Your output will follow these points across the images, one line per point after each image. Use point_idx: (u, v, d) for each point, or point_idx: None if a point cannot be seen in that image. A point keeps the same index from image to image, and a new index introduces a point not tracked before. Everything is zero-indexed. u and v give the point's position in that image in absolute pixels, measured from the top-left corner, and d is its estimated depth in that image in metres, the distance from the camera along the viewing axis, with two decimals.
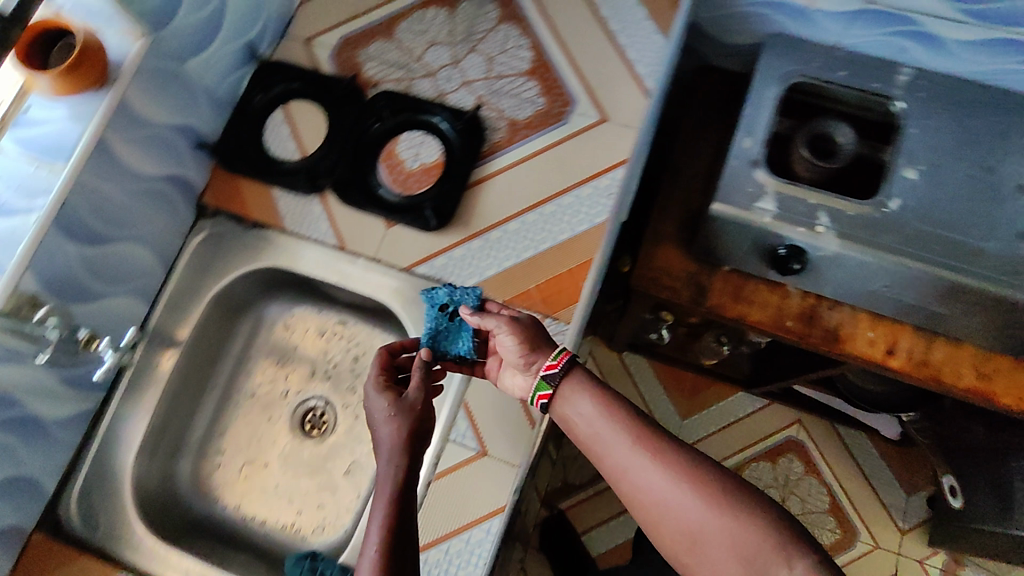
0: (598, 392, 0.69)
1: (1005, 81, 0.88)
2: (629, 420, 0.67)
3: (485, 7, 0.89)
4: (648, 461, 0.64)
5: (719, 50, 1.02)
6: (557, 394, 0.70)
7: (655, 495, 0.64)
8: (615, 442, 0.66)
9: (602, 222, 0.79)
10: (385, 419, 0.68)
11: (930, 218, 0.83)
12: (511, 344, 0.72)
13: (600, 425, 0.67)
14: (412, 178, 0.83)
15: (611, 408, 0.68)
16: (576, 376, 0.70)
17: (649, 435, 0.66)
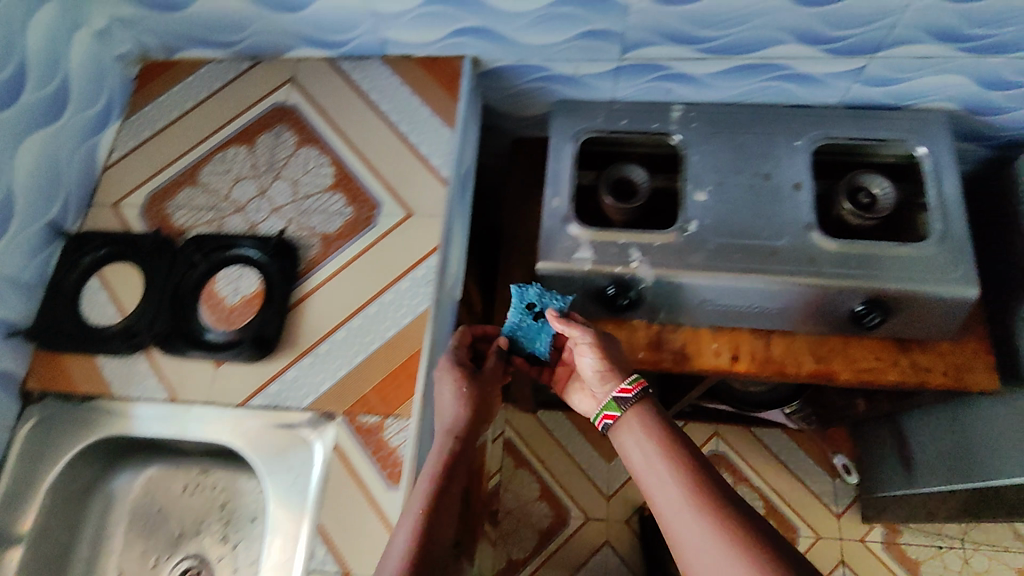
0: (653, 435, 0.68)
1: (764, 98, 0.97)
2: (679, 468, 0.64)
3: (282, 136, 0.93)
4: (692, 509, 0.61)
5: (519, 123, 1.10)
6: (632, 436, 0.70)
7: (699, 547, 0.59)
8: (663, 491, 0.64)
9: (425, 310, 0.81)
10: (448, 405, 0.74)
11: (728, 231, 0.91)
12: (598, 361, 0.77)
13: (655, 470, 0.66)
14: (235, 313, 0.83)
15: (668, 454, 0.66)
16: (644, 414, 0.70)
17: (692, 484, 0.63)
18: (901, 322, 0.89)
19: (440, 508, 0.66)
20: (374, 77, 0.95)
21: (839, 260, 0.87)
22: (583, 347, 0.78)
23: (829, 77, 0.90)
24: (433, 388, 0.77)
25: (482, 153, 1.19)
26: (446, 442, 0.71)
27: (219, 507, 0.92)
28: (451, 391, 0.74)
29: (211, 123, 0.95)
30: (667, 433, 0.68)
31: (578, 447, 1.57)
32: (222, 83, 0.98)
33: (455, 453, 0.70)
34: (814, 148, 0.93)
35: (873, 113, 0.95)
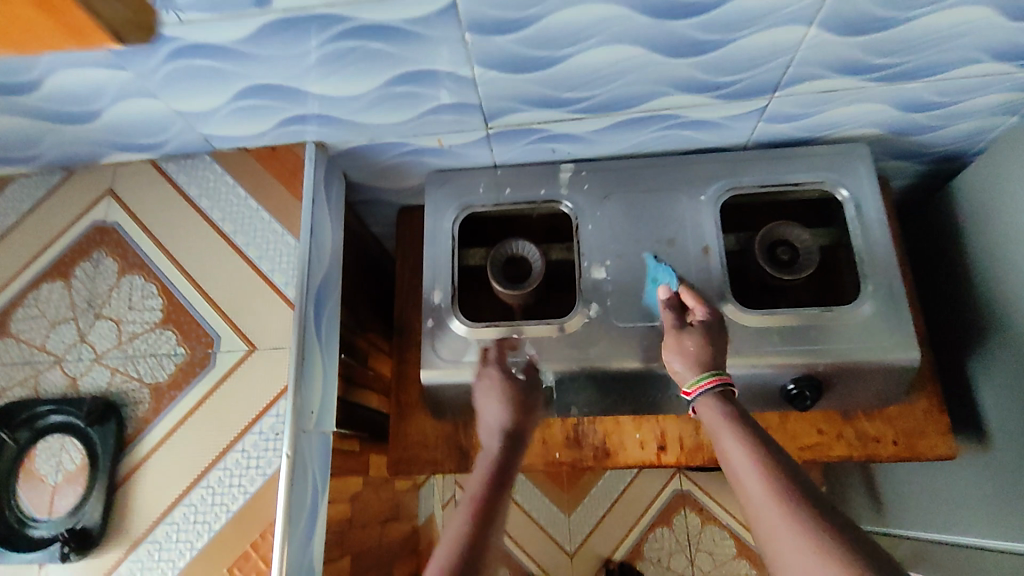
0: (732, 424, 0.64)
1: (664, 146, 0.84)
2: (776, 462, 0.59)
3: (102, 263, 0.78)
4: (788, 517, 0.54)
5: (397, 196, 0.96)
6: (715, 425, 0.66)
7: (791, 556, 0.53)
8: (755, 494, 0.58)
9: (276, 470, 0.68)
10: (490, 435, 0.81)
11: (635, 309, 0.79)
12: (693, 343, 0.72)
13: (743, 466, 0.60)
14: (59, 495, 0.70)
15: (761, 452, 0.60)
16: (725, 402, 0.67)
17: (782, 488, 0.57)
18: (838, 395, 0.78)
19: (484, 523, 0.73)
20: (204, 179, 0.81)
21: (762, 336, 0.76)
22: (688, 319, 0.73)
23: (727, 119, 0.79)
24: (479, 401, 0.80)
25: (370, 224, 1.05)
26: (481, 480, 0.79)
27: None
28: (494, 399, 0.79)
29: (19, 254, 0.80)
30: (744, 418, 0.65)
31: (538, 504, 1.42)
32: (30, 203, 0.82)
33: (486, 489, 0.78)
34: (721, 199, 0.82)
35: (783, 153, 0.84)
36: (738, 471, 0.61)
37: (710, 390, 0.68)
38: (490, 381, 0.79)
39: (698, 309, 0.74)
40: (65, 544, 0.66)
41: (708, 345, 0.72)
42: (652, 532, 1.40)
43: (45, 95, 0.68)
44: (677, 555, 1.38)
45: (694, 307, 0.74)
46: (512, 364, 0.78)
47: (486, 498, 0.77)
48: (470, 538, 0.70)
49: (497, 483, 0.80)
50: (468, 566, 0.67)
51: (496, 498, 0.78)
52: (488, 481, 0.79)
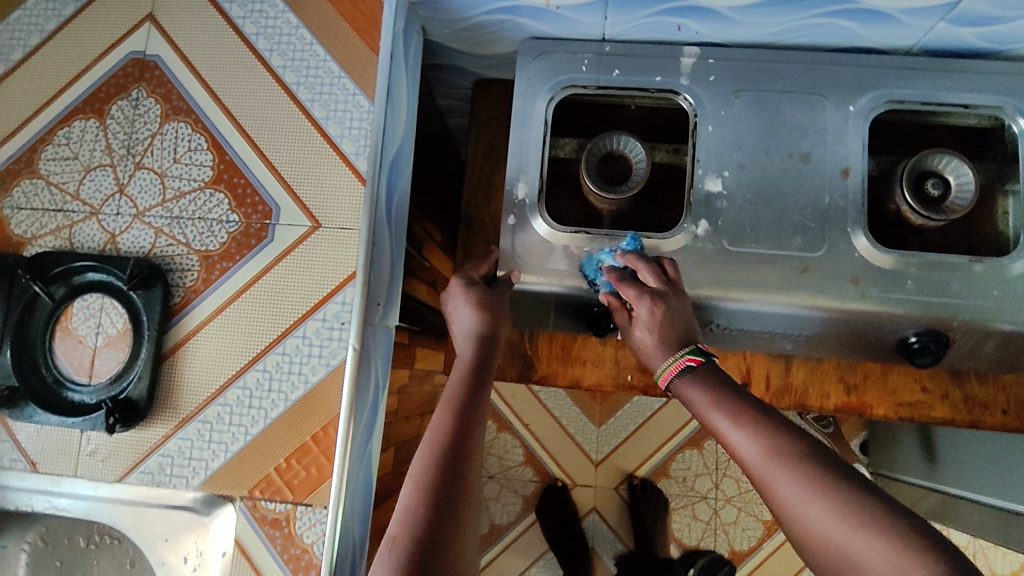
0: (719, 402, 0.51)
1: (811, 38, 0.70)
2: (785, 435, 0.47)
3: (143, 103, 0.67)
4: (816, 499, 0.42)
5: (477, 64, 0.82)
6: (707, 408, 0.52)
7: (839, 552, 0.41)
8: (773, 482, 0.45)
9: (341, 362, 0.61)
10: (464, 338, 0.67)
11: (751, 231, 0.68)
12: (654, 319, 0.59)
13: (749, 452, 0.47)
14: (98, 359, 0.64)
15: (761, 424, 0.48)
16: (706, 376, 0.54)
17: (795, 461, 0.45)
18: (956, 352, 0.70)
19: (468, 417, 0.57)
20: (262, 15, 0.67)
21: (894, 280, 0.66)
22: (639, 291, 0.60)
23: (904, 13, 0.63)
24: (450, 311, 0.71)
25: (436, 94, 0.91)
26: (456, 379, 0.62)
27: (126, 566, 0.70)
28: (462, 303, 0.69)
29: (49, 82, 0.70)
30: (737, 394, 0.52)
31: (569, 412, 1.36)
32: (58, 21, 0.70)
33: (466, 383, 0.61)
34: (873, 113, 0.69)
35: (953, 65, 0.69)
36: (746, 459, 0.48)
37: (684, 371, 0.55)
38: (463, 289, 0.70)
39: (655, 286, 0.61)
40: (108, 416, 0.59)
41: (669, 322, 0.59)
42: (680, 453, 1.33)
43: None
44: (702, 477, 1.32)
45: (648, 283, 0.61)
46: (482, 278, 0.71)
47: (467, 396, 0.60)
48: (453, 445, 0.54)
49: (478, 379, 0.63)
50: (455, 474, 0.51)
51: (479, 397, 0.60)
52: (466, 378, 0.62)
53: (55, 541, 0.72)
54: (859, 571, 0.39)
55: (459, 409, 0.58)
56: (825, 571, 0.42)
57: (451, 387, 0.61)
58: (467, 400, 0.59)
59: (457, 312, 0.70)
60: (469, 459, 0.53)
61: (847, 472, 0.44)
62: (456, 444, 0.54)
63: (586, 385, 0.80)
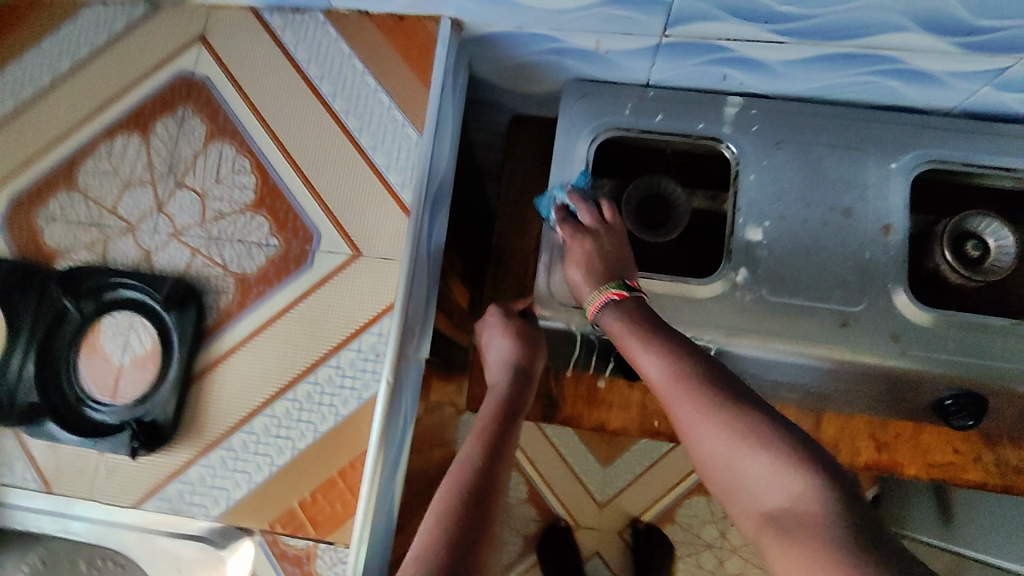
0: (637, 332, 0.55)
1: (853, 94, 0.71)
2: (691, 362, 0.51)
3: (188, 123, 0.67)
4: (716, 423, 0.47)
5: (518, 101, 0.83)
6: (624, 335, 0.56)
7: (730, 461, 0.46)
8: (674, 396, 0.50)
9: (373, 396, 0.59)
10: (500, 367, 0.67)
11: (789, 281, 0.68)
12: (584, 254, 0.63)
13: (658, 372, 0.51)
14: (123, 379, 0.62)
15: (672, 353, 0.51)
16: (630, 308, 0.57)
17: (698, 387, 0.49)
18: (989, 414, 0.69)
19: (498, 454, 0.56)
20: (315, 43, 0.67)
21: (934, 339, 0.65)
22: (573, 228, 0.66)
23: (949, 76, 0.65)
24: (487, 341, 0.71)
25: (471, 128, 0.92)
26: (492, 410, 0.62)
27: None
28: (497, 335, 0.70)
29: (94, 96, 0.70)
30: (652, 325, 0.55)
31: (577, 451, 1.33)
32: (107, 37, 0.71)
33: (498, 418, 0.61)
34: (915, 171, 0.70)
35: (994, 129, 0.70)
36: (653, 380, 0.52)
37: (608, 304, 0.59)
38: (500, 321, 0.71)
39: (589, 223, 0.66)
40: (132, 439, 0.58)
41: (601, 254, 0.63)
42: (688, 499, 1.30)
43: None
44: (711, 525, 1.29)
45: (585, 224, 0.66)
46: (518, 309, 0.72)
47: (498, 431, 0.59)
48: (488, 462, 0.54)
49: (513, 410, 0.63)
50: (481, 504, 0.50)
51: (508, 433, 0.59)
52: (497, 412, 0.62)
53: (57, 564, 0.68)
54: (748, 480, 0.45)
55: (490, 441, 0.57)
56: (711, 472, 0.48)
57: (481, 421, 0.60)
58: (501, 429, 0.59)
59: (492, 343, 0.70)
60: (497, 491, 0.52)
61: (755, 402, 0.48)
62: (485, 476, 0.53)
63: (611, 429, 0.79)
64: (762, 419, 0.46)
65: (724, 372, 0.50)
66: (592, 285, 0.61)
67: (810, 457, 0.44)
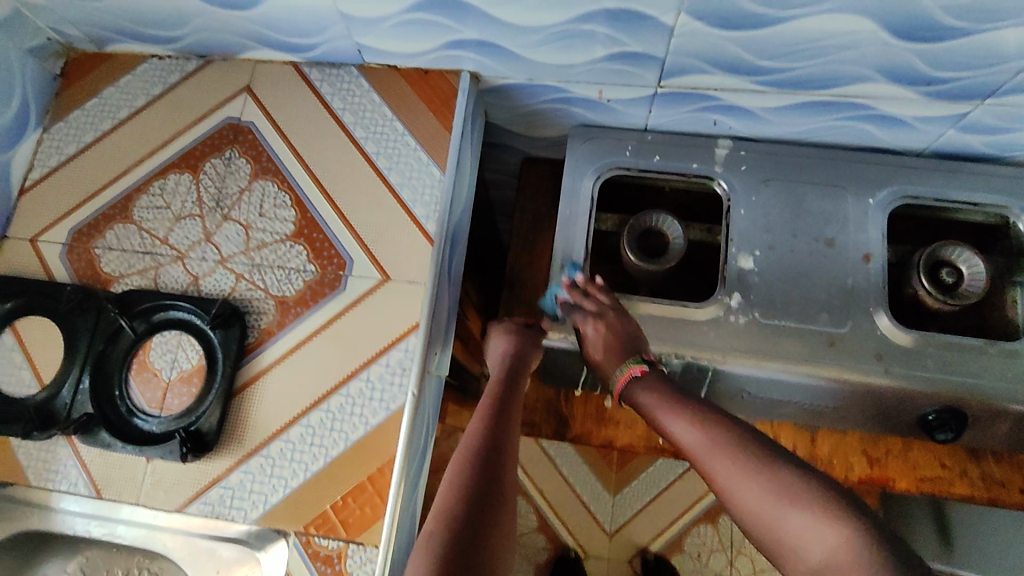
0: (669, 404, 0.60)
1: (833, 137, 0.78)
2: (722, 429, 0.55)
3: (234, 163, 0.75)
4: (751, 480, 0.51)
5: (528, 144, 0.91)
6: (658, 411, 0.60)
7: (774, 527, 0.50)
8: (710, 462, 0.54)
9: (400, 407, 0.65)
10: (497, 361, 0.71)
11: (780, 305, 0.74)
12: (601, 338, 0.69)
13: (694, 441, 0.56)
14: (171, 393, 0.68)
15: (708, 422, 0.56)
16: (654, 384, 0.63)
17: (736, 454, 0.53)
18: (973, 430, 0.74)
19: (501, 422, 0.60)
20: (349, 93, 0.76)
21: (915, 358, 0.71)
22: (584, 316, 0.71)
23: (918, 120, 0.72)
24: (489, 348, 0.76)
25: (485, 168, 0.99)
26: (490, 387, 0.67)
27: None
28: (497, 339, 0.74)
29: (149, 138, 0.77)
30: (683, 399, 0.60)
31: (584, 480, 1.36)
32: (164, 88, 0.79)
33: (499, 392, 0.65)
34: (891, 206, 0.77)
35: (963, 167, 0.77)
36: (689, 449, 0.56)
37: (634, 378, 0.65)
38: (504, 328, 0.75)
39: (599, 303, 0.71)
40: (182, 445, 0.63)
41: (614, 339, 0.68)
42: (695, 527, 1.33)
43: None
44: (717, 554, 1.31)
45: (587, 308, 0.71)
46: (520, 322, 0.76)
47: (501, 404, 0.63)
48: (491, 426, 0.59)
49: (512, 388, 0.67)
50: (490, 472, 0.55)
51: (511, 404, 0.63)
52: (498, 388, 0.66)
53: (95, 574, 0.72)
54: (790, 543, 0.49)
55: (494, 413, 0.62)
56: (760, 535, 0.51)
57: (484, 396, 0.65)
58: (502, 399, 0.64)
59: (493, 343, 0.75)
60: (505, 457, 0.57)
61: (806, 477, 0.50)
62: (491, 444, 0.57)
63: (618, 446, 0.83)
64: (798, 482, 0.50)
65: (753, 434, 0.55)
66: (616, 365, 0.67)
67: (845, 514, 0.48)
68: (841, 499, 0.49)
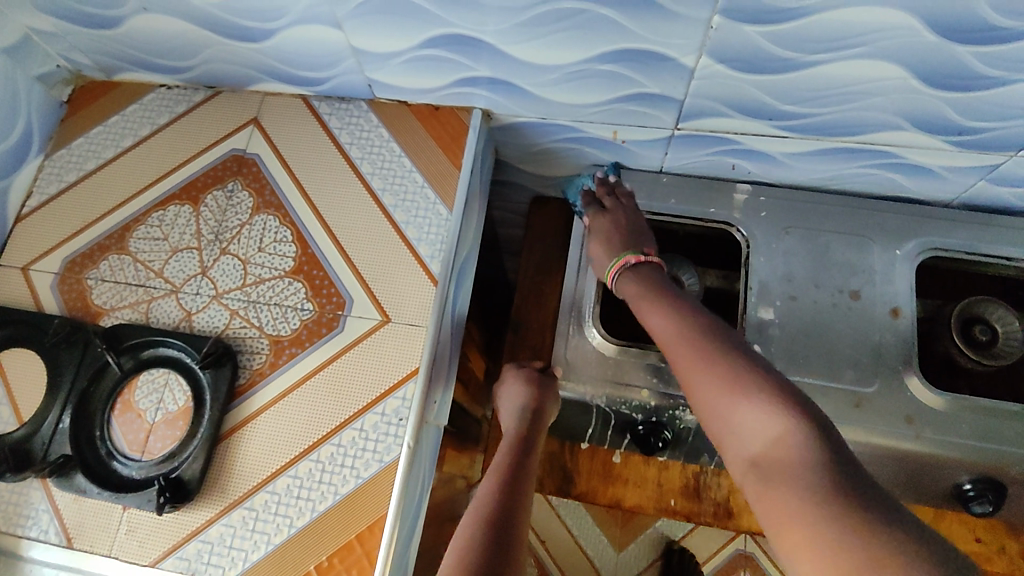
0: (649, 296, 0.65)
1: (856, 185, 0.75)
2: (695, 320, 0.60)
3: (236, 196, 0.73)
4: (709, 371, 0.55)
5: (539, 183, 0.88)
6: (640, 300, 0.66)
7: (720, 406, 0.53)
8: (676, 342, 0.59)
9: (395, 459, 0.61)
10: (512, 415, 0.69)
11: (804, 360, 0.69)
12: (605, 228, 0.73)
13: (669, 331, 0.61)
14: (154, 434, 0.64)
15: (679, 312, 0.61)
16: (643, 273, 0.68)
17: (702, 339, 0.58)
18: (1012, 502, 0.69)
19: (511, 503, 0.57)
20: (357, 128, 0.74)
21: (949, 423, 0.66)
22: (595, 210, 0.77)
23: (946, 170, 0.69)
24: (504, 396, 0.72)
25: (494, 206, 0.97)
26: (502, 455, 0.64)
27: None
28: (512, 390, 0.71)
29: (151, 168, 0.75)
30: (666, 292, 0.65)
31: (588, 530, 1.27)
32: (169, 117, 0.78)
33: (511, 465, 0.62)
34: (919, 258, 0.73)
35: (994, 221, 0.73)
36: (661, 336, 0.61)
37: (626, 266, 0.69)
38: (518, 374, 0.72)
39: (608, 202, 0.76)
40: (160, 494, 0.59)
41: (618, 228, 0.73)
42: None
43: (222, 3, 0.63)
44: None
45: (604, 204, 0.77)
46: (537, 366, 0.73)
47: (513, 478, 0.60)
48: (501, 505, 0.56)
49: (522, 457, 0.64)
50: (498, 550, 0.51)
51: (524, 480, 0.60)
52: (511, 460, 0.63)
53: None
54: (733, 424, 0.52)
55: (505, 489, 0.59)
56: (706, 407, 0.55)
57: (495, 467, 0.62)
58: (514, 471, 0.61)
59: (508, 395, 0.71)
60: (514, 536, 0.53)
61: (784, 384, 0.52)
62: (499, 523, 0.54)
63: (627, 507, 0.78)
64: (751, 372, 0.53)
65: (724, 330, 0.58)
66: (609, 254, 0.72)
67: (794, 404, 0.49)
68: (790, 393, 0.50)
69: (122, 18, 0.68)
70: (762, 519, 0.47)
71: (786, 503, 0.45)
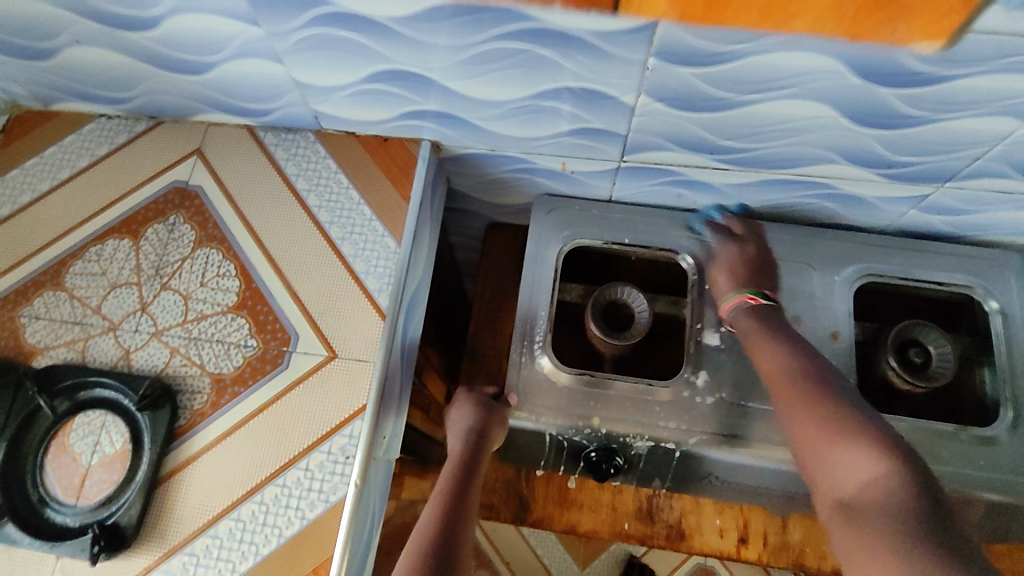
0: (766, 330, 0.65)
1: (797, 214, 0.77)
2: (805, 367, 0.60)
3: (178, 229, 0.71)
4: (811, 416, 0.56)
5: (492, 210, 0.88)
6: (752, 333, 0.66)
7: (821, 451, 0.54)
8: (782, 380, 0.60)
9: (341, 499, 0.60)
10: (456, 437, 0.68)
11: (752, 384, 0.70)
12: (734, 263, 0.72)
13: (778, 367, 0.62)
14: (89, 480, 0.61)
15: (794, 354, 0.62)
16: (755, 308, 0.68)
17: (809, 387, 0.58)
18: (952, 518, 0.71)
19: (453, 520, 0.56)
20: (304, 159, 0.73)
21: None
22: (723, 236, 0.75)
23: (880, 200, 0.72)
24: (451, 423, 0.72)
25: (449, 231, 0.97)
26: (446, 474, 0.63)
27: None
28: (461, 416, 0.71)
29: (91, 201, 0.73)
30: (786, 332, 0.65)
31: (551, 550, 1.26)
32: (109, 148, 0.76)
33: (455, 484, 0.61)
34: (856, 283, 0.75)
35: (926, 247, 0.76)
36: (773, 373, 0.62)
37: (745, 305, 0.68)
38: (466, 400, 0.72)
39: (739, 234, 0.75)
40: (93, 544, 0.58)
41: (746, 261, 0.72)
42: None
43: (163, 38, 0.62)
44: None
45: (737, 231, 0.75)
46: (490, 393, 0.73)
47: (456, 496, 0.60)
48: (441, 533, 0.55)
49: (466, 478, 0.63)
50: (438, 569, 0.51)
51: (465, 496, 0.60)
52: (456, 476, 0.63)
53: None
54: (830, 471, 0.53)
55: (448, 506, 0.58)
56: (804, 452, 0.56)
57: (439, 486, 0.61)
58: (456, 496, 0.60)
59: (457, 418, 0.71)
60: (456, 557, 0.53)
61: (900, 445, 0.51)
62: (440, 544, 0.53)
63: (581, 532, 0.78)
64: (852, 420, 0.53)
65: (826, 374, 0.59)
66: (732, 286, 0.71)
67: (900, 459, 0.50)
68: (890, 441, 0.51)
69: (56, 50, 0.66)
70: (843, 556, 0.48)
71: (870, 538, 0.46)
